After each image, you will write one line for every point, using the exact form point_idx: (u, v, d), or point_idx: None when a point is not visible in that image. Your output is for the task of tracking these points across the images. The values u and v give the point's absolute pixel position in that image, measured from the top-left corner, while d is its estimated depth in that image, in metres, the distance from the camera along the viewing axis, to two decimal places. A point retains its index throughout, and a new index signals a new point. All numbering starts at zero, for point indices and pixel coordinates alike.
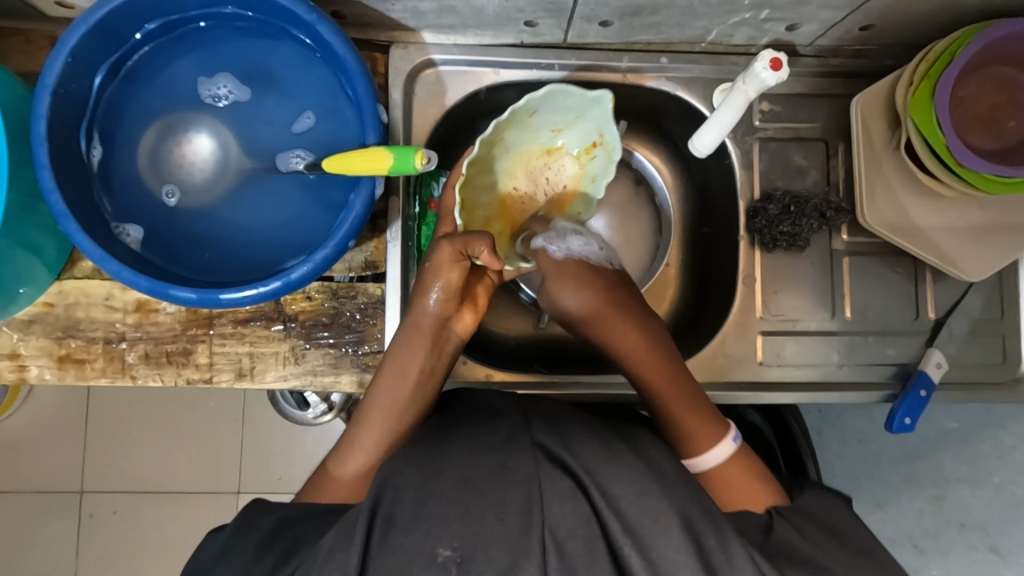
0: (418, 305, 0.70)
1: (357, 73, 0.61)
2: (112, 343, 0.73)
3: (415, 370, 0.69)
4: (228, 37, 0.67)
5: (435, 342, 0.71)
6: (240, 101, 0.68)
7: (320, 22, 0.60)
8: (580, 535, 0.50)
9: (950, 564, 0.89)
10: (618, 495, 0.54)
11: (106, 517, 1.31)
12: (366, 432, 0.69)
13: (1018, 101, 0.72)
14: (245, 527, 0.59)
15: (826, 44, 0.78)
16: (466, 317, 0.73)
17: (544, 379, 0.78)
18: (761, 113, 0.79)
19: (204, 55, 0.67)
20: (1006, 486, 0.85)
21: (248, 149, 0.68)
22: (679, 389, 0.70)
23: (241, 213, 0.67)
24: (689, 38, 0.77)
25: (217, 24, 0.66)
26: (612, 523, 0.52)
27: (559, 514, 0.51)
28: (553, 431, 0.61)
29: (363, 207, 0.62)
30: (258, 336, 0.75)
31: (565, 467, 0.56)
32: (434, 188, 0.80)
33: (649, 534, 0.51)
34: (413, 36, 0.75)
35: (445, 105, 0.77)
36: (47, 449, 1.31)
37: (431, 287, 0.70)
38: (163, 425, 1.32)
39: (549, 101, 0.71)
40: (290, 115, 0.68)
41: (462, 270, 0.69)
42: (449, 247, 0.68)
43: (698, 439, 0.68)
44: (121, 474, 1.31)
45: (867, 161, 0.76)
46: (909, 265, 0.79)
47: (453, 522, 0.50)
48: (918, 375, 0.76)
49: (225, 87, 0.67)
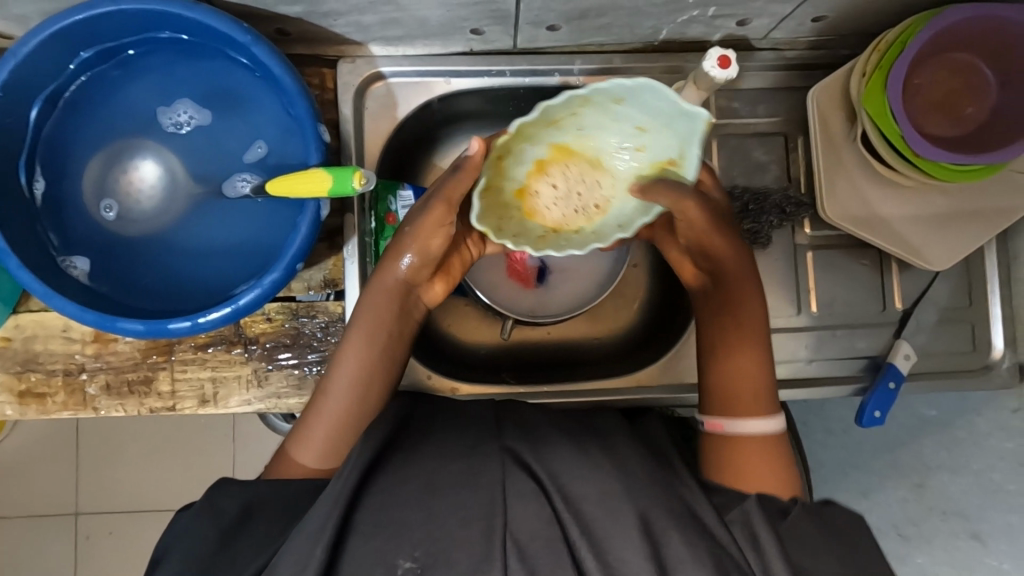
0: (390, 265, 0.68)
1: (296, 94, 0.60)
2: (73, 374, 0.73)
3: (384, 334, 0.68)
4: (170, 63, 0.66)
5: (404, 305, 0.70)
6: (202, 125, 0.67)
7: (255, 43, 0.59)
8: (542, 537, 0.49)
9: (934, 552, 0.87)
10: (581, 496, 0.53)
11: (103, 538, 1.31)
12: (331, 398, 0.67)
13: (974, 86, 0.70)
14: (205, 508, 0.57)
15: (780, 37, 0.76)
16: (437, 287, 0.72)
17: (510, 390, 0.77)
18: (719, 110, 0.78)
19: (148, 82, 0.66)
20: (984, 472, 0.81)
21: (196, 174, 0.67)
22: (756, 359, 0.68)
23: (191, 239, 0.66)
24: (641, 38, 0.75)
25: (157, 49, 0.65)
26: (572, 528, 0.50)
27: (520, 516, 0.50)
28: (526, 438, 0.59)
29: (310, 230, 0.61)
30: (220, 360, 0.74)
31: (529, 471, 0.55)
32: (390, 202, 0.78)
33: (608, 537, 0.50)
34: (361, 50, 0.74)
35: (397, 117, 0.76)
36: (35, 475, 1.31)
37: (406, 251, 0.67)
38: (153, 444, 1.31)
39: (639, 94, 0.58)
40: (238, 138, 0.67)
41: (446, 234, 0.67)
42: (439, 207, 0.65)
43: (747, 410, 0.66)
44: (110, 496, 1.31)
45: (825, 150, 0.75)
46: (875, 256, 0.79)
47: (415, 531, 0.49)
48: (887, 367, 0.76)
49: (185, 113, 0.67)
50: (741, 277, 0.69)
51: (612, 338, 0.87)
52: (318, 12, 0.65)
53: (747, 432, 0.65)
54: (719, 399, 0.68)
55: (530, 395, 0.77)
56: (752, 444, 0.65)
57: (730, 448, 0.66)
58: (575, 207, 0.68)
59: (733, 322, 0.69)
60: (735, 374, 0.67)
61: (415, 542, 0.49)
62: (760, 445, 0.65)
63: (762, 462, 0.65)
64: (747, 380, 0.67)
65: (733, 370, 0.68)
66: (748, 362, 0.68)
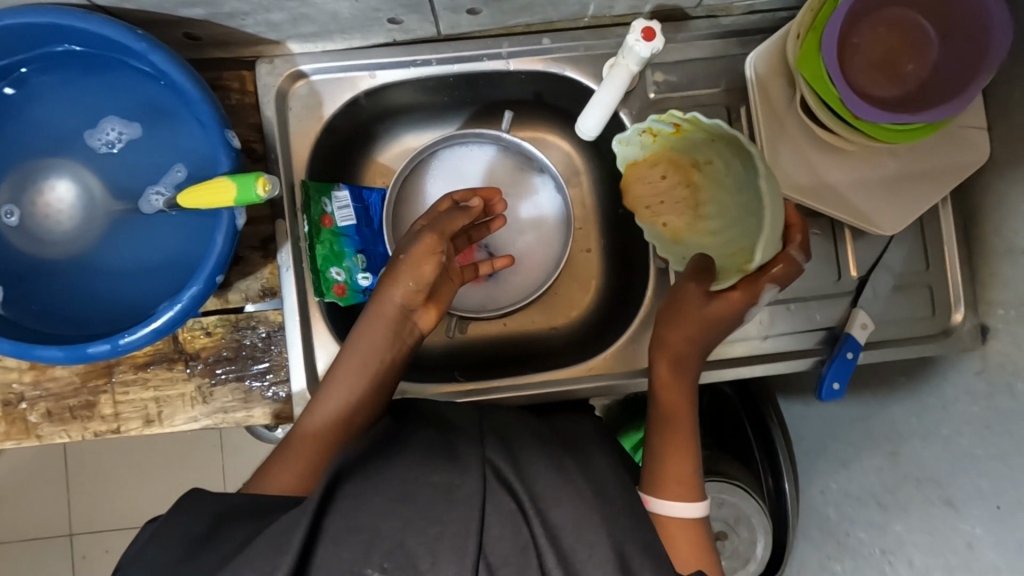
0: (386, 289, 0.68)
1: (199, 101, 0.58)
2: (13, 404, 0.72)
3: (375, 360, 0.67)
4: (75, 78, 0.63)
5: (398, 333, 0.69)
6: (134, 138, 0.65)
7: (150, 50, 0.57)
8: (515, 562, 0.49)
9: (911, 521, 0.82)
10: (559, 523, 0.52)
11: (98, 556, 1.31)
12: (317, 419, 0.65)
13: (913, 41, 0.68)
14: (176, 518, 0.55)
15: (714, 4, 0.73)
16: (432, 313, 0.71)
17: (459, 388, 0.76)
18: (656, 84, 0.76)
19: (55, 100, 0.64)
20: (954, 439, 0.78)
21: (113, 191, 0.65)
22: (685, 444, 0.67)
23: (113, 259, 0.65)
24: (569, 15, 0.72)
25: (57, 62, 0.62)
26: (547, 553, 0.50)
27: (496, 536, 0.49)
28: (507, 451, 0.58)
29: (227, 243, 0.59)
30: (161, 379, 0.73)
31: (510, 490, 0.53)
32: (325, 204, 0.75)
33: (582, 564, 0.51)
34: (278, 49, 0.71)
35: (324, 116, 0.74)
36: (20, 502, 1.31)
37: (402, 275, 0.67)
38: (137, 461, 1.30)
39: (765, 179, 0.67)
40: (153, 150, 0.65)
41: (437, 265, 0.68)
42: (431, 236, 0.68)
43: (679, 489, 0.64)
44: (96, 517, 1.31)
45: (767, 121, 0.73)
46: (826, 225, 0.76)
47: (366, 545, 0.47)
48: (844, 338, 0.74)
49: (114, 130, 0.65)
50: (670, 373, 0.69)
51: (567, 326, 0.85)
52: (222, 13, 0.63)
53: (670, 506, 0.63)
54: (650, 475, 0.66)
55: (480, 393, 0.75)
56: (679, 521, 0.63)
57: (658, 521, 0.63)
58: (649, 204, 0.78)
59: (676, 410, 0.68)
60: (674, 450, 0.66)
61: (384, 552, 0.47)
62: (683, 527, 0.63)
63: (682, 540, 0.62)
64: (677, 457, 0.66)
65: (672, 449, 0.66)
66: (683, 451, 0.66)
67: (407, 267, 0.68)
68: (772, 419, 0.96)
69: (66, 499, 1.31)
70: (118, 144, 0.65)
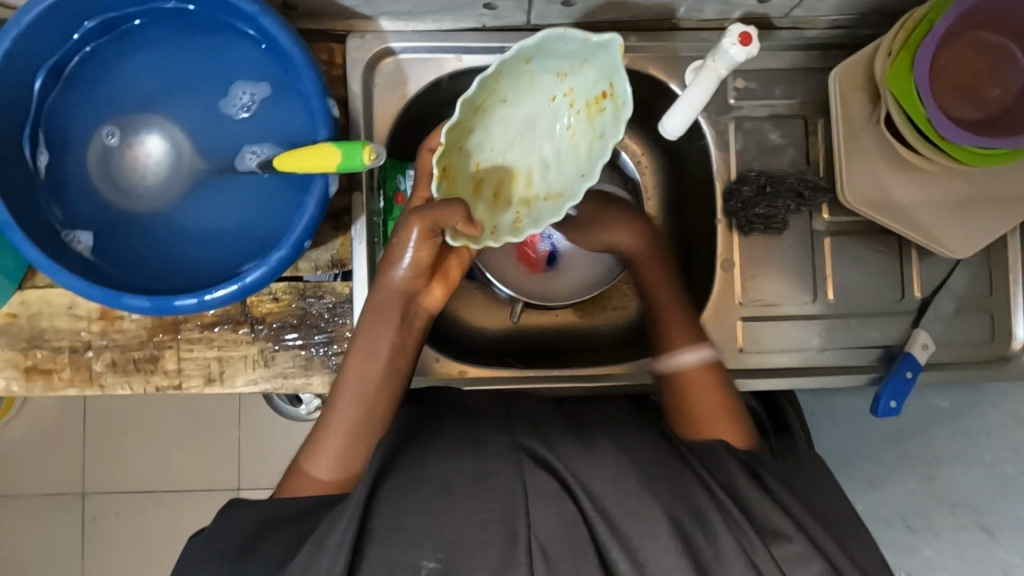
0: (386, 278, 0.65)
1: (303, 66, 0.59)
2: (79, 352, 0.72)
3: (385, 347, 0.65)
4: (192, 34, 0.65)
5: (407, 316, 0.67)
6: (263, 97, 0.65)
7: (262, 14, 0.58)
8: (565, 538, 0.48)
9: (942, 544, 0.85)
10: (604, 495, 0.51)
11: (106, 524, 1.26)
12: (340, 411, 0.64)
13: (1001, 66, 0.68)
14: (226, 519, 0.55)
15: (802, 16, 0.74)
16: (436, 291, 0.69)
17: (518, 373, 0.75)
18: (736, 91, 0.76)
19: (164, 53, 0.65)
20: (997, 464, 0.83)
21: (211, 149, 0.66)
22: (663, 292, 0.75)
23: (202, 215, 0.65)
24: (658, 15, 0.73)
25: (170, 16, 0.64)
26: (598, 525, 0.49)
27: (540, 516, 0.49)
28: (536, 431, 0.56)
29: (317, 207, 0.60)
30: (226, 340, 0.74)
31: (549, 468, 0.52)
32: (399, 181, 0.77)
33: (633, 531, 0.49)
34: (370, 24, 0.72)
35: (407, 94, 0.74)
36: (31, 459, 1.26)
37: (399, 261, 0.64)
38: (157, 428, 1.26)
39: (545, 46, 0.61)
40: (270, 113, 0.65)
41: (432, 245, 0.64)
42: (420, 224, 0.62)
43: (678, 343, 0.72)
44: (112, 479, 1.26)
45: (846, 137, 0.73)
46: (893, 243, 0.77)
47: (431, 532, 0.48)
48: (903, 356, 0.74)
49: (246, 93, 0.65)
50: (659, 271, 0.77)
51: (619, 321, 0.86)
52: None
53: (677, 368, 0.71)
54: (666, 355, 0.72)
55: (540, 380, 0.75)
56: (691, 372, 0.70)
57: (681, 390, 0.70)
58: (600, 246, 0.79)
59: (648, 271, 0.77)
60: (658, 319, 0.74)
61: (436, 543, 0.48)
62: (704, 374, 0.70)
63: (714, 410, 0.68)
64: (662, 319, 0.74)
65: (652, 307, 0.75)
66: (664, 298, 0.75)
67: (402, 252, 0.64)
68: (797, 423, 0.88)
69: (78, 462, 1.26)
70: (251, 107, 0.65)
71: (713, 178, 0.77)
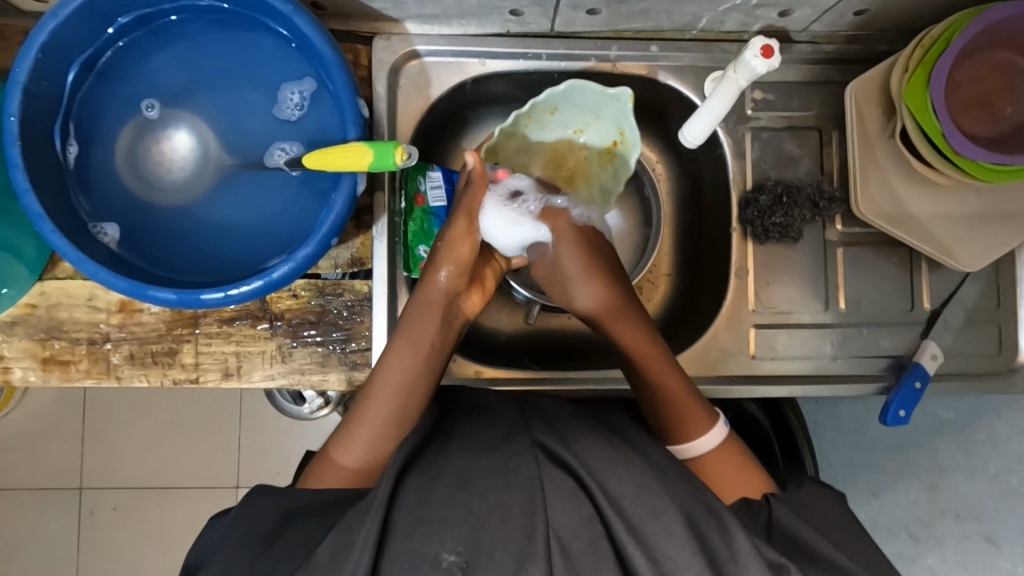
0: (430, 277, 0.69)
1: (335, 67, 0.60)
2: (97, 343, 0.72)
3: (426, 344, 0.67)
4: (232, 32, 0.66)
5: (448, 317, 0.70)
6: (312, 93, 0.66)
7: (297, 13, 0.59)
8: (585, 536, 0.47)
9: (945, 554, 0.86)
10: (619, 494, 0.51)
11: (103, 522, 1.25)
12: (373, 407, 0.65)
13: (1013, 86, 0.70)
14: (247, 510, 0.55)
15: (820, 30, 0.76)
16: (475, 297, 0.73)
17: (534, 374, 0.76)
18: (754, 102, 0.78)
19: (205, 50, 0.66)
20: (1001, 475, 0.82)
21: (245, 146, 0.67)
22: (670, 369, 0.68)
23: (235, 212, 0.67)
24: (680, 26, 0.75)
25: (212, 13, 0.65)
26: (615, 523, 0.48)
27: (561, 512, 0.48)
28: (553, 429, 0.57)
29: (345, 204, 0.61)
30: (244, 335, 0.74)
31: (566, 468, 0.52)
32: (420, 183, 0.78)
33: (652, 534, 0.48)
34: (397, 27, 0.73)
35: (430, 97, 0.75)
36: (31, 453, 1.25)
37: (443, 260, 0.69)
38: (159, 425, 1.26)
39: (569, 97, 0.75)
40: (322, 112, 0.66)
41: (473, 241, 0.71)
42: (463, 220, 0.70)
43: (697, 430, 0.67)
44: (112, 476, 1.25)
45: (861, 149, 0.75)
46: (904, 255, 0.78)
47: (454, 525, 0.47)
48: (912, 366, 0.75)
49: (295, 92, 0.66)
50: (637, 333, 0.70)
51: None
52: None
53: (702, 450, 0.67)
54: (672, 423, 0.67)
55: (554, 381, 0.75)
56: (716, 454, 0.67)
57: (704, 469, 0.67)
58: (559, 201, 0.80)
59: (613, 326, 0.71)
60: (674, 399, 0.67)
61: (457, 537, 0.47)
62: (727, 454, 0.67)
63: (730, 467, 0.66)
64: (680, 400, 0.67)
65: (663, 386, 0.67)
66: (670, 376, 0.67)
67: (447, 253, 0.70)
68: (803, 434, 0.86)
69: (78, 458, 1.25)
70: (302, 105, 0.66)
71: (729, 186, 0.78)
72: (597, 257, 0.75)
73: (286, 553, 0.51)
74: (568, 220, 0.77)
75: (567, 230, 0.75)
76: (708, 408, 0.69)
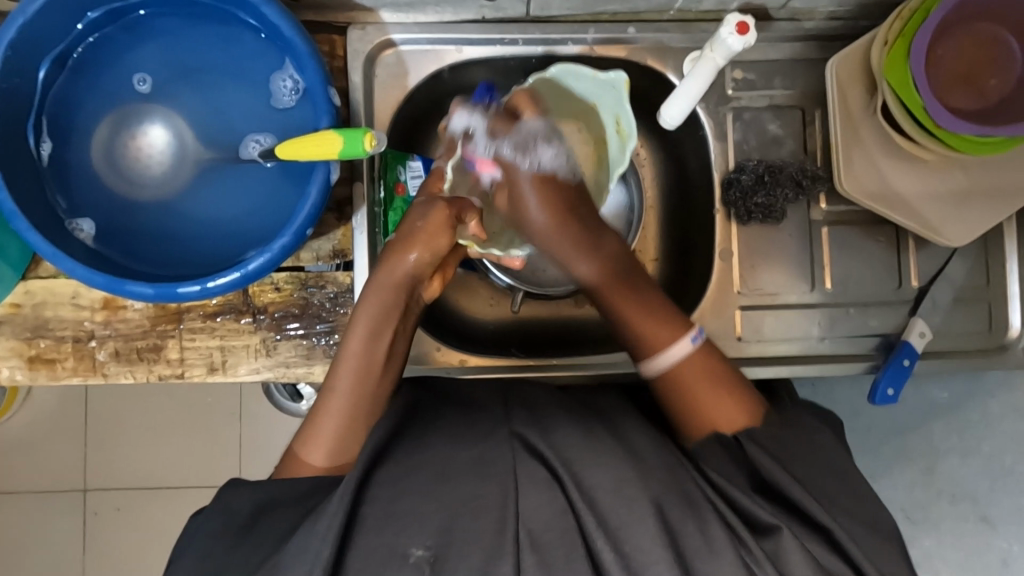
0: (399, 258, 0.67)
1: (306, 56, 0.60)
2: (82, 341, 0.73)
3: (389, 331, 0.66)
4: (208, 24, 0.66)
5: (408, 302, 0.68)
6: (289, 82, 0.66)
7: (265, 3, 0.59)
8: (557, 527, 0.47)
9: (942, 535, 0.88)
10: (593, 485, 0.51)
11: (107, 522, 1.26)
12: (337, 399, 0.65)
13: (996, 58, 0.69)
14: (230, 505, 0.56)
15: (800, 7, 0.75)
16: (437, 283, 0.71)
17: (518, 362, 0.76)
18: (735, 82, 0.77)
19: (181, 42, 0.66)
20: (995, 455, 0.86)
21: (221, 138, 0.67)
22: (641, 298, 0.70)
23: (214, 204, 0.67)
24: (657, 7, 0.74)
25: (185, 7, 0.65)
26: (587, 517, 0.48)
27: (533, 504, 0.49)
28: (532, 421, 0.57)
29: (319, 194, 0.61)
30: (228, 329, 0.74)
31: (538, 456, 0.53)
32: (400, 172, 0.78)
33: (623, 526, 0.48)
34: (371, 16, 0.73)
35: (408, 86, 0.75)
36: (34, 456, 1.26)
37: (415, 244, 0.67)
38: (158, 425, 1.26)
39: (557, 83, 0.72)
40: (298, 100, 0.66)
41: (450, 236, 0.69)
42: (445, 208, 0.69)
43: (659, 343, 0.68)
44: (113, 477, 1.26)
45: (844, 126, 0.74)
46: (891, 233, 0.78)
47: (423, 518, 0.47)
48: (901, 345, 0.74)
49: (273, 82, 0.66)
50: (619, 274, 0.72)
51: None
52: None
53: (670, 368, 0.67)
54: (638, 346, 0.69)
55: (540, 368, 0.75)
56: (685, 371, 0.67)
57: (682, 389, 0.66)
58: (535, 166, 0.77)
59: (612, 297, 0.71)
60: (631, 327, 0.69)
61: (427, 532, 0.47)
62: (695, 362, 0.67)
63: (712, 393, 0.65)
64: (641, 323, 0.69)
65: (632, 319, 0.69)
66: (634, 308, 0.70)
67: (421, 236, 0.67)
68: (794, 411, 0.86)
69: (80, 460, 1.26)
70: (282, 94, 0.66)
71: (711, 168, 0.78)
72: (566, 202, 0.72)
73: (264, 544, 0.51)
74: (523, 171, 0.72)
75: (526, 186, 0.72)
76: (685, 319, 0.69)
